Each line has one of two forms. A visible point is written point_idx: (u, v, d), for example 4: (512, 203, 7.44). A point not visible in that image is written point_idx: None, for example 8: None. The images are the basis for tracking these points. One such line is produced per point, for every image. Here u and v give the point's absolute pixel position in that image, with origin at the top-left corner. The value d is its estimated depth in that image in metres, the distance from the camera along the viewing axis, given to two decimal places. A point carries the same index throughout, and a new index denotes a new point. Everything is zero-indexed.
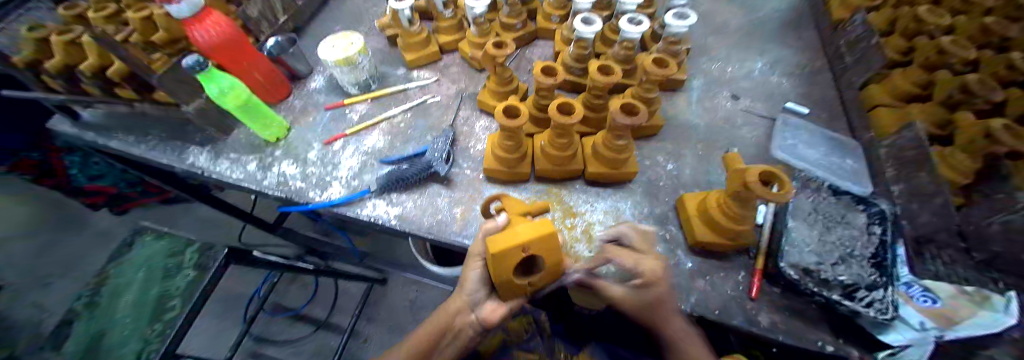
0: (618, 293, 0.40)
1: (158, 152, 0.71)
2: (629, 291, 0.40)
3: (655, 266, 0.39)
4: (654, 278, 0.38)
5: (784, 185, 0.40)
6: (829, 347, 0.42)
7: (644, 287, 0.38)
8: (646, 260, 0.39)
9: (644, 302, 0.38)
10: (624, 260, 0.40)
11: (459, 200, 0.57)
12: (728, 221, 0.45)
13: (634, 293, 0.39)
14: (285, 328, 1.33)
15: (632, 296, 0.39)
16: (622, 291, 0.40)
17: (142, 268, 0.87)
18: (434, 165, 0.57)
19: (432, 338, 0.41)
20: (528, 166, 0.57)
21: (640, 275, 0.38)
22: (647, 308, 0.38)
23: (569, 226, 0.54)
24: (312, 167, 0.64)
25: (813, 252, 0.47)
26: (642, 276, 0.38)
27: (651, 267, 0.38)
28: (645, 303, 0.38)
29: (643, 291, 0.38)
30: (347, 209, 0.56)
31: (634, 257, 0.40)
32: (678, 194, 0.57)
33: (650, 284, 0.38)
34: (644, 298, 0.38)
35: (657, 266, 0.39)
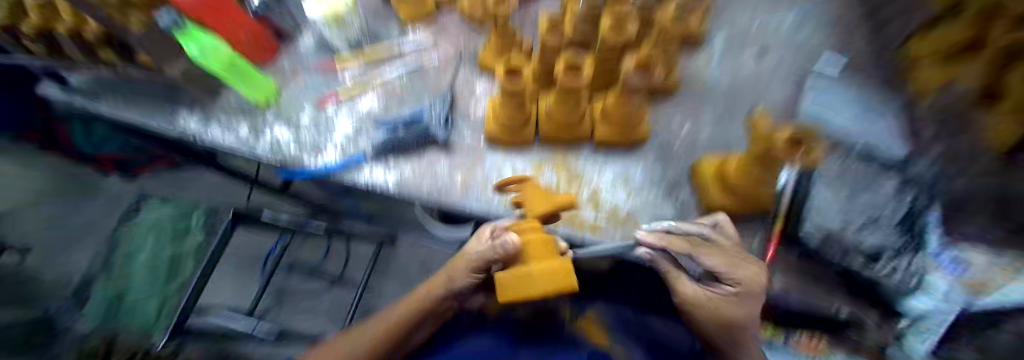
0: (691, 294, 0.39)
1: (153, 116, 0.63)
2: (710, 296, 0.37)
3: (755, 273, 0.36)
4: (752, 288, 0.36)
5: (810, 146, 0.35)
6: (843, 312, 0.45)
7: (742, 299, 0.36)
8: (745, 266, 0.36)
9: (732, 311, 0.36)
10: (715, 262, 0.36)
11: (460, 166, 0.54)
12: (745, 183, 0.41)
13: (718, 301, 0.37)
14: (303, 281, 1.39)
15: (716, 305, 0.37)
16: (695, 292, 0.38)
17: (150, 232, 0.90)
18: (432, 129, 0.55)
19: (411, 319, 0.44)
20: (533, 130, 0.54)
21: (737, 283, 0.36)
22: (732, 321, 0.36)
23: (576, 191, 0.51)
24: (305, 131, 0.60)
25: (840, 214, 0.44)
26: (740, 284, 0.36)
27: (752, 275, 0.36)
28: (727, 316, 0.37)
29: (737, 303, 0.36)
30: (343, 175, 0.53)
31: (735, 260, 0.36)
32: (694, 157, 0.54)
33: (747, 297, 0.36)
34: (735, 311, 0.36)
35: (758, 273, 0.36)
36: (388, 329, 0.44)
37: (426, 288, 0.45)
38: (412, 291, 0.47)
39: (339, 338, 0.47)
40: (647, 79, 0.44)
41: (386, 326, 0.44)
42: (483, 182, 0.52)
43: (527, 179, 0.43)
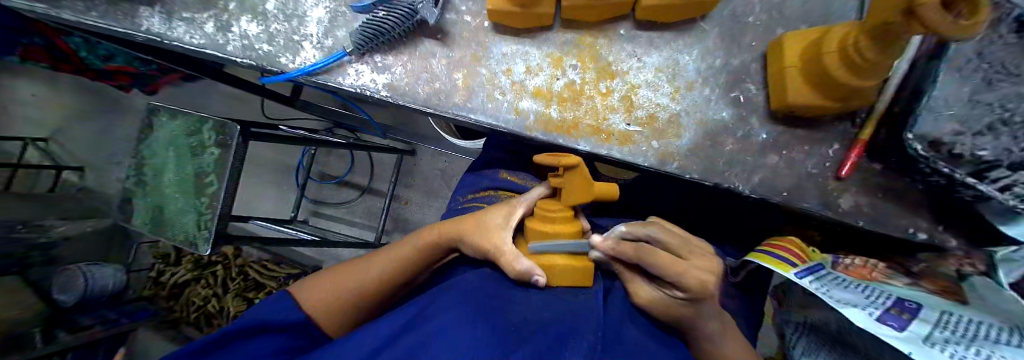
0: (646, 298, 0.38)
1: (114, 15, 0.49)
2: (660, 295, 0.37)
3: (706, 274, 0.35)
4: (701, 294, 0.35)
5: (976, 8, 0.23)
6: (921, 235, 0.38)
7: (693, 302, 0.35)
8: (690, 270, 0.35)
9: (684, 312, 0.36)
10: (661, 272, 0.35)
11: (459, 62, 0.44)
12: (845, 73, 0.31)
13: (671, 305, 0.36)
14: (334, 192, 1.46)
15: (669, 306, 0.37)
16: (650, 293, 0.38)
17: (171, 148, 0.85)
18: (421, 9, 0.41)
19: (425, 257, 0.45)
20: (552, 4, 0.39)
21: (686, 290, 0.35)
22: (685, 318, 0.37)
23: (605, 92, 0.42)
24: (274, 22, 0.48)
25: (952, 119, 0.33)
26: (684, 289, 0.35)
27: (698, 280, 0.34)
28: (678, 314, 0.37)
29: (688, 305, 0.36)
30: (327, 78, 0.45)
31: (681, 265, 0.35)
32: (771, 37, 0.40)
33: (698, 299, 0.35)
34: (686, 311, 0.36)
35: (708, 279, 0.35)
36: (397, 263, 0.44)
37: (439, 230, 0.45)
38: (426, 227, 0.48)
39: (351, 262, 0.47)
40: None
41: (396, 258, 0.44)
42: (491, 82, 0.43)
43: (580, 164, 0.36)
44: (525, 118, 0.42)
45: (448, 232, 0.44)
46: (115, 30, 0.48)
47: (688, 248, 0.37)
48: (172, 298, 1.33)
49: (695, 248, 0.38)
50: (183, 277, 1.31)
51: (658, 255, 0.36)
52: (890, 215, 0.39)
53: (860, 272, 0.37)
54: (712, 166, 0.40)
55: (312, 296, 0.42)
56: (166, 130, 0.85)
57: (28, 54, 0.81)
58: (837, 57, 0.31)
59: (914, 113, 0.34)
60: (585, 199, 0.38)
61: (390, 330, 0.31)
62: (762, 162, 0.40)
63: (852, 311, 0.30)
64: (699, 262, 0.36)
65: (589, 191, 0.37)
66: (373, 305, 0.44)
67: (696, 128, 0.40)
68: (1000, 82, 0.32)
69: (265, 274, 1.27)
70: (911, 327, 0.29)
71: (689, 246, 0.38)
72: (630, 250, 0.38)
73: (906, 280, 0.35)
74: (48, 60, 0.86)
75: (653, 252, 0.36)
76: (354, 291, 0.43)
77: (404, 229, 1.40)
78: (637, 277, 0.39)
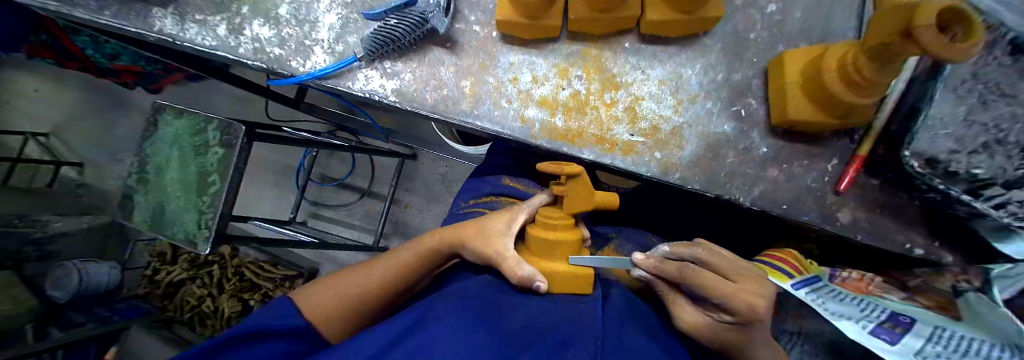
0: (691, 322, 0.36)
1: (128, 16, 0.49)
2: (707, 319, 0.35)
3: (756, 299, 0.32)
4: (751, 319, 0.32)
5: (969, 32, 0.24)
6: (918, 251, 0.38)
7: (742, 327, 0.34)
8: (739, 295, 0.32)
9: (732, 335, 0.34)
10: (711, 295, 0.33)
11: (467, 70, 0.45)
12: (846, 91, 0.32)
13: (719, 329, 0.35)
14: (334, 195, 1.46)
15: (716, 330, 0.35)
16: (696, 316, 0.36)
17: (175, 147, 0.86)
18: (430, 18, 0.42)
19: (425, 263, 0.45)
20: (559, 16, 0.40)
21: (735, 315, 0.33)
22: (731, 343, 0.35)
23: (609, 102, 0.43)
24: (286, 27, 0.49)
25: (949, 136, 0.33)
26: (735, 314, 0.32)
27: (747, 304, 0.32)
28: (728, 338, 0.35)
29: (736, 329, 0.34)
30: (336, 83, 0.46)
31: (729, 289, 0.33)
32: (771, 53, 0.41)
33: (747, 324, 0.33)
34: (733, 335, 0.34)
35: (757, 303, 0.32)
36: (398, 268, 0.44)
37: (439, 236, 0.45)
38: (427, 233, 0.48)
39: (351, 268, 0.47)
40: None
41: (397, 264, 0.45)
42: (498, 90, 0.44)
43: (582, 173, 0.37)
44: (530, 127, 0.43)
45: (448, 239, 0.44)
46: (128, 30, 0.49)
47: (737, 270, 0.33)
48: (167, 297, 1.30)
49: (744, 270, 0.34)
50: (179, 276, 1.29)
51: (704, 277, 0.33)
52: (887, 230, 0.39)
53: (856, 285, 0.37)
54: (713, 178, 0.41)
55: (315, 300, 0.42)
56: (171, 129, 0.86)
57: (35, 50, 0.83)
58: (838, 77, 0.31)
59: (910, 131, 0.35)
60: (587, 205, 0.39)
61: (394, 332, 0.32)
62: (762, 175, 0.41)
63: (847, 325, 0.30)
64: (750, 284, 0.33)
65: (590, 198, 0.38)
66: (376, 311, 0.44)
67: (697, 140, 0.41)
68: (994, 102, 0.32)
69: (262, 276, 1.27)
70: (904, 342, 0.29)
71: (737, 268, 0.33)
72: (672, 268, 0.35)
73: (903, 294, 0.36)
74: (55, 56, 0.88)
75: (699, 274, 0.34)
76: (357, 298, 0.43)
77: (403, 233, 1.40)
78: (681, 297, 0.37)
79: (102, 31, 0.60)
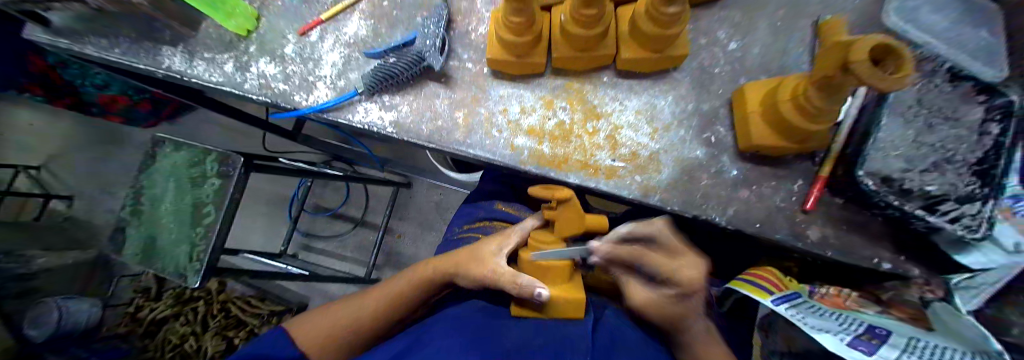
0: (645, 299, 0.42)
1: (136, 57, 0.54)
2: (657, 295, 0.41)
3: (693, 271, 0.40)
4: (689, 286, 0.39)
5: (902, 65, 0.27)
6: (886, 265, 0.40)
7: (683, 298, 0.40)
8: (681, 269, 0.40)
9: (675, 307, 0.41)
10: (660, 269, 0.40)
11: (461, 103, 0.48)
12: (800, 118, 0.35)
13: (666, 302, 0.41)
14: (327, 225, 1.45)
15: (662, 306, 0.41)
16: (647, 295, 0.42)
17: (172, 178, 0.87)
18: (427, 56, 0.46)
19: (418, 297, 0.45)
20: (543, 54, 0.45)
21: (678, 285, 0.40)
22: (676, 317, 0.41)
23: (591, 131, 0.46)
24: (291, 65, 0.53)
25: (901, 156, 0.38)
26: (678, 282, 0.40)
27: (688, 276, 0.39)
28: (670, 312, 0.41)
29: (678, 301, 0.41)
30: (337, 115, 0.49)
31: (672, 264, 0.40)
32: (735, 85, 0.46)
33: (687, 295, 0.40)
34: (677, 308, 0.41)
35: (695, 275, 0.39)
36: (396, 301, 0.45)
37: (432, 265, 0.46)
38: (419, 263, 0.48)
39: (343, 298, 0.48)
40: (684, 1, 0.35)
41: (391, 295, 0.45)
42: (488, 119, 0.47)
43: (573, 197, 0.39)
44: (520, 154, 0.46)
45: (440, 268, 0.45)
46: (138, 66, 0.54)
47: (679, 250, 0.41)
48: (147, 336, 1.22)
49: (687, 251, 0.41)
50: (161, 313, 1.23)
51: (652, 256, 0.40)
52: (853, 244, 0.41)
53: (834, 301, 0.39)
54: (690, 200, 0.43)
55: (306, 335, 0.42)
56: (169, 161, 0.87)
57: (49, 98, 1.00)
58: (791, 107, 0.35)
59: (863, 154, 0.38)
60: (574, 229, 0.41)
61: (388, 355, 0.33)
62: (734, 196, 0.43)
63: (824, 338, 0.31)
64: (687, 261, 0.40)
65: (581, 221, 0.40)
66: (363, 343, 0.44)
67: (673, 165, 0.44)
68: (940, 126, 0.39)
69: (247, 312, 1.23)
70: (880, 352, 0.30)
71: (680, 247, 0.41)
72: (626, 251, 0.40)
73: (877, 308, 0.38)
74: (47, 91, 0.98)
75: (647, 253, 0.40)
76: (346, 329, 0.43)
77: (395, 264, 1.37)
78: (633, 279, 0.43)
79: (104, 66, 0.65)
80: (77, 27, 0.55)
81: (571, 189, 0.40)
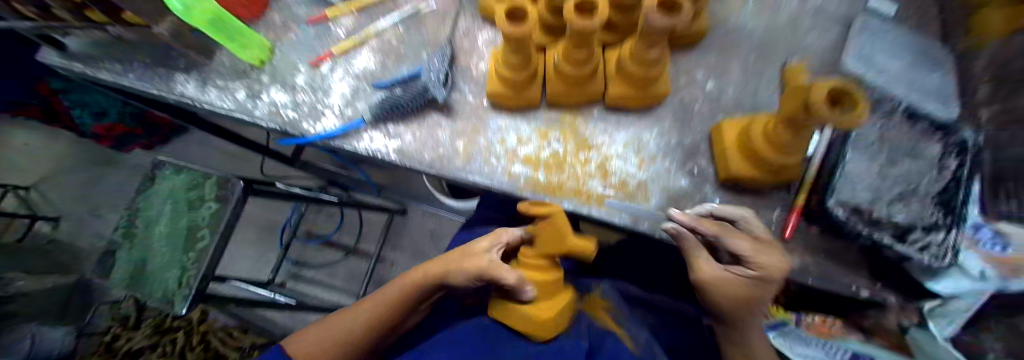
0: (712, 276, 0.38)
1: (149, 83, 0.58)
2: (729, 275, 0.38)
3: (775, 260, 0.37)
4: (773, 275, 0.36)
5: (857, 106, 0.31)
6: (865, 292, 0.41)
7: (763, 282, 0.37)
8: (767, 253, 0.37)
9: (748, 292, 0.37)
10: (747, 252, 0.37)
11: (461, 132, 0.51)
12: (774, 152, 0.38)
13: (742, 285, 0.37)
14: (318, 252, 1.42)
15: (736, 287, 0.38)
16: (717, 272, 0.38)
17: (169, 199, 0.86)
18: (431, 89, 0.50)
19: (411, 300, 0.45)
20: (538, 89, 0.48)
21: (759, 269, 0.37)
22: (747, 302, 0.38)
23: (583, 161, 0.49)
24: (301, 94, 0.56)
25: (870, 189, 0.41)
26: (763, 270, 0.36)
27: (771, 261, 0.36)
28: (746, 295, 0.38)
29: (756, 284, 0.37)
30: (342, 142, 0.51)
31: (759, 247, 0.37)
32: (714, 121, 0.50)
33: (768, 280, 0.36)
34: (750, 292, 0.37)
35: (782, 262, 0.37)
36: (391, 305, 0.45)
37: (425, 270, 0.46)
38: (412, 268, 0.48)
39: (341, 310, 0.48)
40: (659, 52, 0.40)
41: (386, 302, 0.45)
42: (487, 147, 0.50)
43: (555, 214, 0.38)
44: (516, 180, 0.48)
45: (432, 275, 0.45)
46: (149, 91, 0.57)
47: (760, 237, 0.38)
48: None
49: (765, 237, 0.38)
50: None
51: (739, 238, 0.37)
52: (833, 271, 0.43)
53: (819, 329, 0.42)
54: None
55: (305, 350, 0.42)
56: (166, 184, 0.87)
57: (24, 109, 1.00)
58: (765, 143, 0.39)
59: (832, 184, 0.41)
60: (558, 247, 0.39)
61: None
62: None
63: None
64: (770, 246, 0.38)
65: (562, 241, 0.39)
66: (361, 355, 0.45)
67: (660, 193, 0.47)
68: (901, 160, 0.43)
69: None
70: None
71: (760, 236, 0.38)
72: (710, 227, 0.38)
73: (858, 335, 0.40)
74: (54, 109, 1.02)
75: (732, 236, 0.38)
76: (340, 346, 0.43)
77: None
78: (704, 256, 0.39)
79: (113, 90, 0.68)
80: (93, 53, 0.59)
81: (558, 206, 0.39)
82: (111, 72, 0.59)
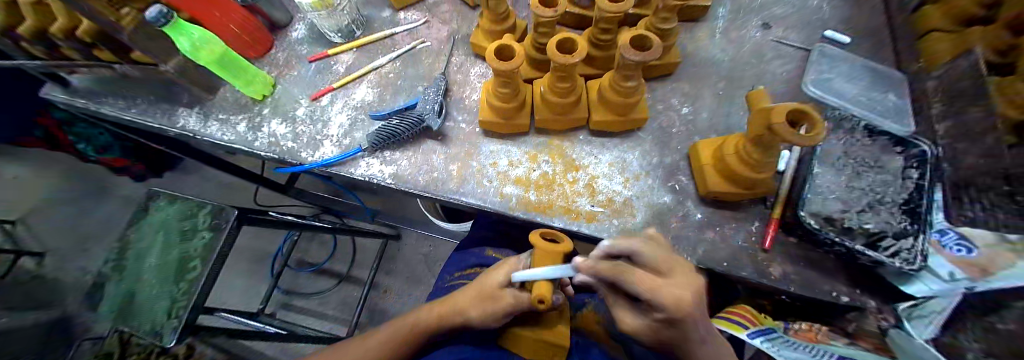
0: (634, 327, 0.32)
1: (151, 117, 0.60)
2: (648, 324, 0.31)
3: (686, 292, 0.27)
4: (682, 315, 0.27)
5: (815, 127, 0.34)
6: (844, 297, 0.43)
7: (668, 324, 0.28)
8: (663, 289, 0.26)
9: (667, 335, 0.30)
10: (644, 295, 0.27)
11: (455, 157, 0.54)
12: (746, 169, 0.41)
13: (649, 328, 0.30)
14: (310, 281, 1.39)
15: (651, 330, 0.30)
16: (636, 321, 0.32)
17: (160, 232, 0.81)
18: (426, 119, 0.53)
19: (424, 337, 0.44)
20: (528, 117, 0.52)
21: (660, 311, 0.27)
22: (673, 340, 0.30)
23: (572, 181, 0.51)
24: (301, 125, 0.59)
25: (838, 200, 0.45)
26: (667, 312, 0.27)
27: (673, 302, 0.26)
28: (665, 337, 0.30)
29: (666, 328, 0.29)
30: (340, 169, 0.53)
31: (656, 284, 0.27)
32: (692, 142, 0.53)
33: (675, 323, 0.27)
34: (670, 333, 0.29)
35: (684, 297, 0.26)
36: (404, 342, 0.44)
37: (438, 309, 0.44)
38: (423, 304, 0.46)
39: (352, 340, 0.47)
40: (637, 80, 0.43)
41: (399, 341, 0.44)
42: (480, 171, 0.52)
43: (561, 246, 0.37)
44: (508, 201, 0.50)
45: (448, 311, 0.42)
46: (151, 125, 0.59)
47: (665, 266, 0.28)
48: None
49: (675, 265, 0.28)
50: None
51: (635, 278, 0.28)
52: (812, 279, 0.44)
53: (807, 335, 0.44)
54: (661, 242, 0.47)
55: None
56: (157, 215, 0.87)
57: (28, 142, 1.02)
58: (738, 159, 0.42)
59: (803, 197, 0.44)
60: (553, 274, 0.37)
61: None
62: (701, 238, 0.47)
63: None
64: (674, 281, 0.27)
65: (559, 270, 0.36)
66: None
67: (645, 210, 0.49)
68: (865, 173, 0.46)
69: None
70: None
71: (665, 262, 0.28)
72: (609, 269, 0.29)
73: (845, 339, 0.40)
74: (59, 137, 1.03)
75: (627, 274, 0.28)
76: None
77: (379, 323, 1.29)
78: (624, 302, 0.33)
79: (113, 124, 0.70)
80: (97, 89, 0.62)
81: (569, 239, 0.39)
82: (114, 108, 0.61)
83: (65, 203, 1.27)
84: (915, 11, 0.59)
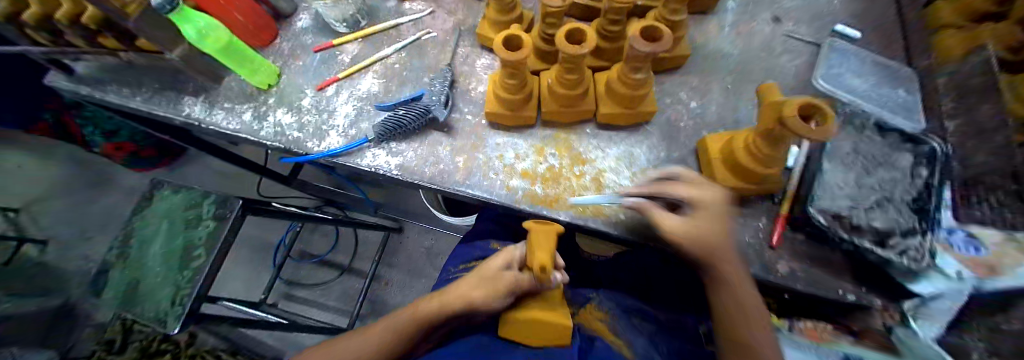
0: (677, 228, 0.37)
1: (155, 105, 0.60)
2: (689, 221, 0.37)
3: (714, 190, 0.37)
4: (709, 203, 0.37)
5: (826, 122, 0.33)
6: (851, 296, 0.43)
7: (706, 213, 0.37)
8: (700, 186, 0.37)
9: (706, 231, 0.36)
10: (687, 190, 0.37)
11: (460, 149, 0.53)
12: (756, 165, 0.41)
13: (693, 226, 0.37)
14: (313, 272, 1.39)
15: (692, 227, 0.37)
16: (676, 223, 0.37)
17: (165, 221, 0.81)
18: (433, 110, 0.53)
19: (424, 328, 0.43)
20: (534, 109, 0.51)
21: (699, 199, 0.37)
22: (712, 241, 0.36)
23: (579, 174, 0.51)
24: (307, 115, 0.58)
25: (847, 197, 0.44)
26: (700, 202, 0.37)
27: (708, 193, 0.37)
28: (706, 233, 0.36)
29: (705, 220, 0.37)
30: (346, 159, 0.53)
31: (694, 186, 0.38)
32: (699, 136, 0.53)
33: (710, 209, 0.37)
34: (709, 225, 0.36)
35: (716, 189, 0.37)
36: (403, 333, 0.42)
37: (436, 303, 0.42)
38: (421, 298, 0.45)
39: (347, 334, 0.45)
40: (646, 74, 0.43)
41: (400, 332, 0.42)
42: (486, 164, 0.52)
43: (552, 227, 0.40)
44: (514, 193, 0.50)
45: (450, 303, 0.42)
46: (156, 112, 0.59)
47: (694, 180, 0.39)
48: None
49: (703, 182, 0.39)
50: None
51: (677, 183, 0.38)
52: (820, 275, 0.44)
53: (812, 333, 0.46)
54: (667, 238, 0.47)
55: None
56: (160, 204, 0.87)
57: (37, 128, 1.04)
58: (746, 154, 0.41)
59: (812, 193, 0.44)
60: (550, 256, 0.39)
61: None
62: None
63: None
64: (705, 185, 0.38)
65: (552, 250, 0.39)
66: None
67: None
68: (875, 170, 0.46)
69: None
70: None
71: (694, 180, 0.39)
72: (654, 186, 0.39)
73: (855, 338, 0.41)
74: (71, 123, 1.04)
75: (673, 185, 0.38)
76: None
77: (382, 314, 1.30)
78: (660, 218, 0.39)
79: (118, 112, 0.70)
80: (101, 76, 0.62)
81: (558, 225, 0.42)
82: (119, 95, 0.61)
83: (68, 192, 1.28)
84: (929, 5, 0.59)
